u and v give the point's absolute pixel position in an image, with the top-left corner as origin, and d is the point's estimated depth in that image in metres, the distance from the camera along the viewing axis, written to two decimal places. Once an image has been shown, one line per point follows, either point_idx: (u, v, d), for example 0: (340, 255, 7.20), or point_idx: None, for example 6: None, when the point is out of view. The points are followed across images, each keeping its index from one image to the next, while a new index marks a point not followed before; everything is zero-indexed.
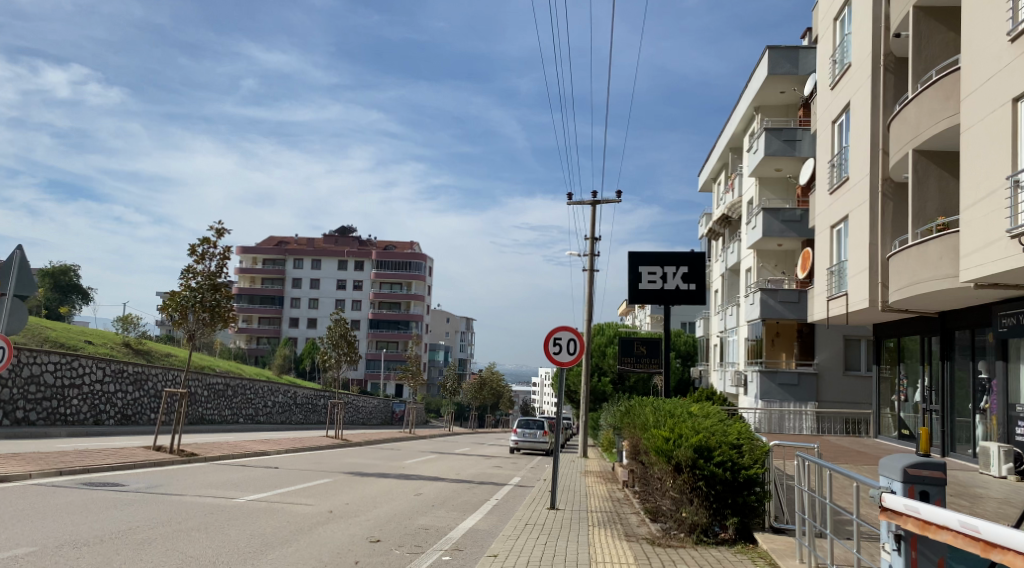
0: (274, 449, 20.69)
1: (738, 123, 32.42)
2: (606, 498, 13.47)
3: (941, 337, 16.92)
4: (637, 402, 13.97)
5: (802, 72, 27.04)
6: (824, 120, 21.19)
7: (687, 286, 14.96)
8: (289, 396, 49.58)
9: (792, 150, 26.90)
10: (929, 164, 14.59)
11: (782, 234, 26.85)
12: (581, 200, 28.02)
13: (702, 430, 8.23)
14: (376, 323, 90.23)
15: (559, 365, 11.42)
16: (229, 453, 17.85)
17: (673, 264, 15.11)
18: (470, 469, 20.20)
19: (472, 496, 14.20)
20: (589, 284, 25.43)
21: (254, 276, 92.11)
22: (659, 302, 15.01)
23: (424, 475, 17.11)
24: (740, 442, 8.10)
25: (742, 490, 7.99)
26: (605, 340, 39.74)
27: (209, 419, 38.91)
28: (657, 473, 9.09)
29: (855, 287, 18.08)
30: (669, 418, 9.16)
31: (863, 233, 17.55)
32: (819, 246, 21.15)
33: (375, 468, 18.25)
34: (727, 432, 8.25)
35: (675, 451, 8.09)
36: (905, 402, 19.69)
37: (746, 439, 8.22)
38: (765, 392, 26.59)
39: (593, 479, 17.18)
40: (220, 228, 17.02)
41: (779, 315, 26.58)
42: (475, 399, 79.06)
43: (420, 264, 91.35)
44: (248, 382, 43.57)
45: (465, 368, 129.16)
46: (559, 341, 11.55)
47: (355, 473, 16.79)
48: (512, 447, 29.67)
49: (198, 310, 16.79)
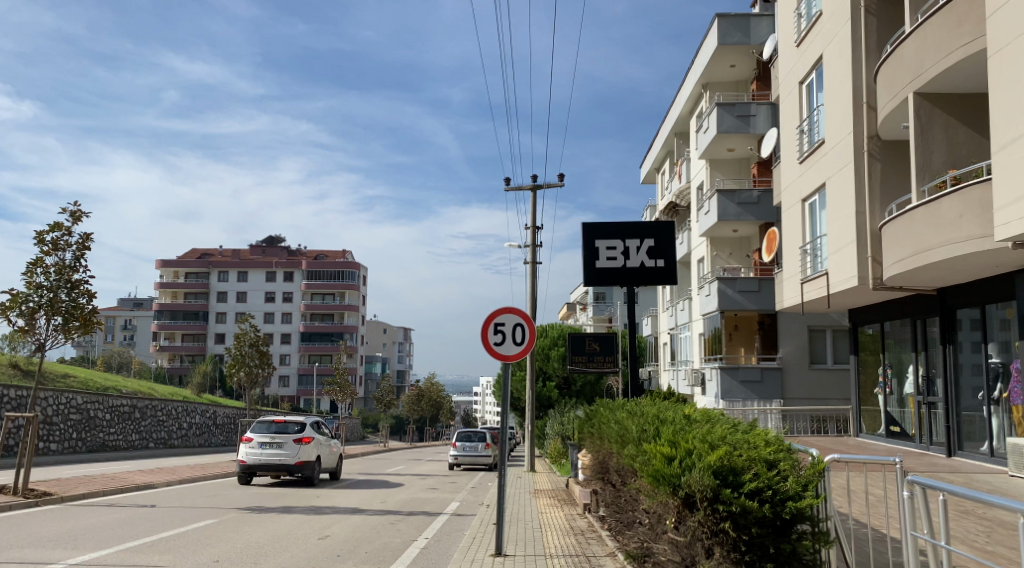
0: (164, 481, 17.35)
1: (685, 103, 30.17)
2: (566, 530, 10.67)
3: (940, 318, 14.62)
4: (600, 407, 11.21)
5: (754, 42, 24.87)
6: (788, 83, 18.91)
7: (654, 263, 12.33)
8: (207, 417, 45.73)
9: (747, 126, 24.70)
10: (934, 109, 12.22)
11: (739, 217, 24.53)
12: (520, 187, 25.37)
13: (720, 443, 5.58)
14: (308, 336, 86.12)
15: (502, 360, 8.59)
16: (101, 489, 14.58)
17: (635, 237, 12.45)
18: (400, 494, 17.23)
19: (394, 535, 11.22)
20: (532, 275, 22.70)
21: (175, 291, 87.12)
22: (620, 283, 12.34)
23: (341, 508, 14.10)
24: (777, 459, 5.41)
25: (788, 533, 5.23)
26: (549, 342, 37.20)
27: (111, 445, 34.97)
28: (651, 512, 6.34)
29: (836, 266, 15.68)
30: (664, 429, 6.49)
31: (846, 201, 15.18)
32: (788, 223, 18.79)
33: (282, 500, 15.13)
34: (759, 447, 5.55)
35: (681, 477, 5.43)
36: (891, 396, 17.41)
37: (784, 452, 5.52)
38: (726, 390, 24.13)
39: (545, 501, 14.40)
40: (78, 212, 13.76)
41: (739, 305, 24.29)
42: (413, 412, 75.76)
43: (353, 272, 87.63)
44: (158, 403, 39.73)
45: (403, 381, 125.62)
46: (502, 328, 8.70)
47: (254, 509, 13.66)
48: (452, 463, 26.70)
49: (48, 313, 13.47)
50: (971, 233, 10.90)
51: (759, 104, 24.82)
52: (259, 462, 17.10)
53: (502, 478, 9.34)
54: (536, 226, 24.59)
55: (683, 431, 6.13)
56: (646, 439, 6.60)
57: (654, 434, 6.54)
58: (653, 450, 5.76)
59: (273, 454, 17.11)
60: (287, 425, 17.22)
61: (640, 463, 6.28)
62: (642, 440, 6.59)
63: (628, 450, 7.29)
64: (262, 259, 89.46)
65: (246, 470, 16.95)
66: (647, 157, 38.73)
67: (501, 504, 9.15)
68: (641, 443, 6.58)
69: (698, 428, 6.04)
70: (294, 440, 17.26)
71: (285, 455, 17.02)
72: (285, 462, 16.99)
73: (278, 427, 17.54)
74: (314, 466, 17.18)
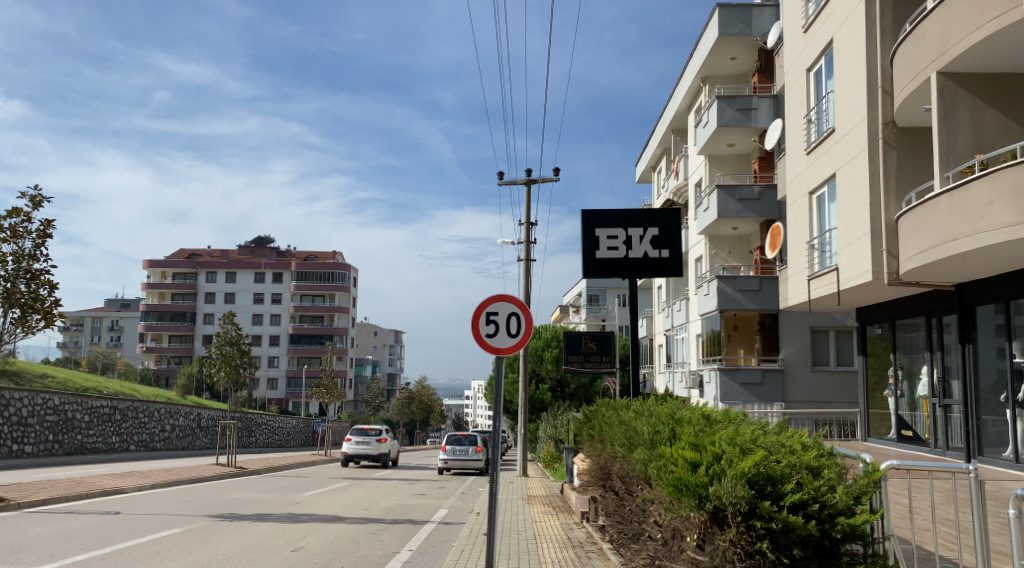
0: (134, 485, 16.38)
1: (683, 98, 29.40)
2: (564, 542, 9.76)
3: (958, 315, 13.78)
4: (602, 408, 10.30)
5: (755, 33, 24.08)
6: (794, 72, 18.15)
7: (659, 253, 11.46)
8: (191, 419, 44.71)
9: (748, 120, 23.90)
10: (958, 89, 11.41)
11: (740, 214, 23.71)
12: (514, 182, 24.54)
13: (755, 447, 4.71)
14: (297, 338, 85.08)
15: (495, 353, 7.69)
16: (63, 494, 13.63)
17: (639, 226, 11.60)
18: (386, 500, 16.32)
19: (376, 547, 10.30)
20: (526, 272, 21.84)
21: (163, 291, 85.87)
22: (622, 274, 11.49)
23: (321, 516, 13.18)
24: (821, 465, 4.54)
25: (838, 556, 4.35)
26: (542, 344, 36.40)
27: (89, 448, 33.89)
28: (669, 529, 5.46)
29: (846, 262, 14.88)
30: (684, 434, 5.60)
31: (858, 192, 14.36)
32: (794, 217, 18.00)
33: (258, 507, 14.20)
34: (799, 451, 4.66)
35: (710, 487, 4.55)
36: (902, 398, 16.59)
37: (827, 457, 4.65)
38: (726, 393, 23.29)
39: (538, 509, 13.53)
40: (40, 197, 12.83)
41: (739, 306, 23.48)
42: (403, 415, 74.82)
43: (343, 274, 86.74)
44: (140, 404, 38.67)
45: (393, 384, 124.97)
46: (494, 318, 7.81)
47: (226, 516, 12.72)
48: (441, 467, 25.82)
49: (4, 306, 12.50)
50: (1002, 221, 10.09)
51: (761, 97, 24.03)
52: (354, 453, 26.82)
53: (496, 480, 8.36)
54: (530, 221, 23.75)
55: (707, 434, 5.25)
56: (663, 444, 5.72)
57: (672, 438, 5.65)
58: (674, 454, 4.89)
59: (364, 447, 26.84)
60: (369, 430, 26.81)
61: (656, 470, 5.40)
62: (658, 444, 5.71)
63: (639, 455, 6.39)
64: (251, 259, 88.33)
65: (345, 459, 26.61)
66: (643, 156, 37.97)
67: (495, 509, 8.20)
68: (656, 448, 5.70)
69: (724, 430, 5.15)
70: (376, 438, 27.16)
71: (371, 446, 26.81)
72: (372, 451, 26.79)
73: (365, 431, 27.22)
74: (389, 455, 26.85)
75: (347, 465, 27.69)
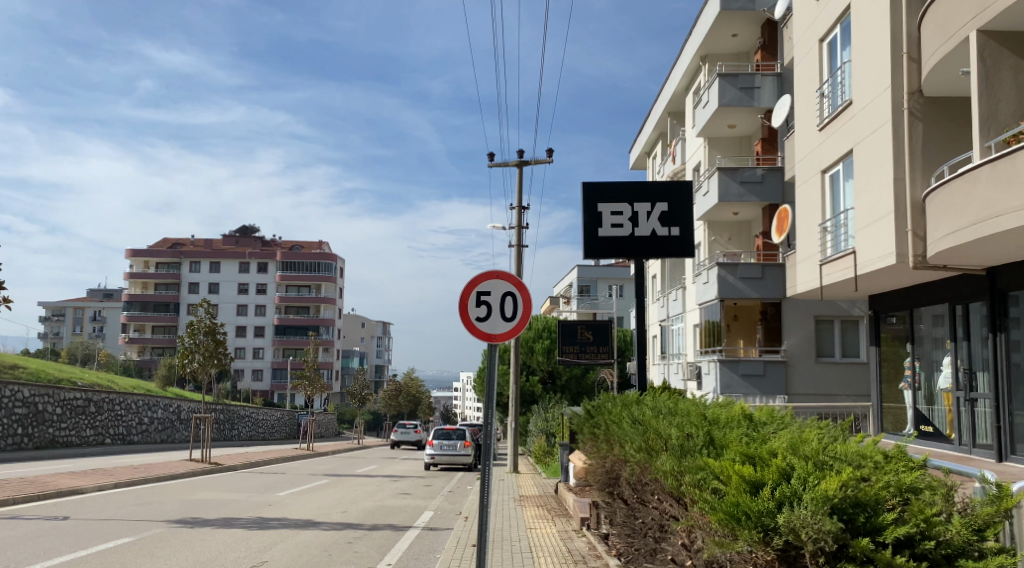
0: (92, 484, 15.12)
1: (682, 78, 28.19)
2: (563, 555, 8.58)
3: (989, 302, 12.67)
4: (608, 403, 9.16)
5: (759, 8, 22.90)
6: (805, 43, 17.00)
7: (667, 231, 10.30)
8: (171, 411, 43.43)
9: (751, 99, 22.78)
10: (1001, 49, 10.29)
11: (741, 198, 22.63)
12: (505, 163, 23.34)
13: (822, 460, 4.00)
14: (283, 329, 83.70)
15: (486, 340, 6.55)
16: (9, 495, 12.34)
17: (646, 200, 10.40)
18: (367, 501, 15.12)
19: (349, 559, 9.09)
20: (518, 258, 20.69)
21: (146, 281, 84.20)
22: (627, 253, 10.31)
23: (293, 521, 11.97)
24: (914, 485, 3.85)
25: None
26: (533, 334, 35.33)
27: (61, 442, 32.57)
28: (693, 545, 4.74)
29: (865, 244, 13.75)
30: (717, 433, 4.84)
31: (879, 167, 13.22)
32: (804, 198, 16.87)
33: (224, 510, 12.96)
34: (880, 462, 3.96)
35: (778, 515, 3.82)
36: (920, 391, 15.53)
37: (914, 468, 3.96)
38: (726, 385, 22.20)
39: (531, 513, 12.35)
40: None
41: (740, 293, 22.40)
42: (390, 408, 73.66)
43: (330, 264, 85.02)
44: (117, 396, 37.31)
45: (380, 376, 124.01)
46: (484, 299, 6.63)
47: (186, 522, 11.48)
48: (428, 463, 24.70)
49: None
50: None
51: (764, 75, 22.92)
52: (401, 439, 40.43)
53: (485, 477, 6.93)
54: (521, 205, 22.53)
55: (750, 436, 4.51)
56: (685, 441, 4.95)
57: (699, 435, 4.88)
58: (722, 468, 4.12)
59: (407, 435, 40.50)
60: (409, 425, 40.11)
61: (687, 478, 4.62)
62: (680, 443, 4.94)
63: (657, 452, 5.64)
64: (236, 249, 86.77)
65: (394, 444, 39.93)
66: (637, 141, 36.76)
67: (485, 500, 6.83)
68: (681, 447, 4.94)
69: (774, 433, 4.42)
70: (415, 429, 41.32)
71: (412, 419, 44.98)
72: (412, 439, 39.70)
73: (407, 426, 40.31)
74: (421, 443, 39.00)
75: (334, 463, 26.57)
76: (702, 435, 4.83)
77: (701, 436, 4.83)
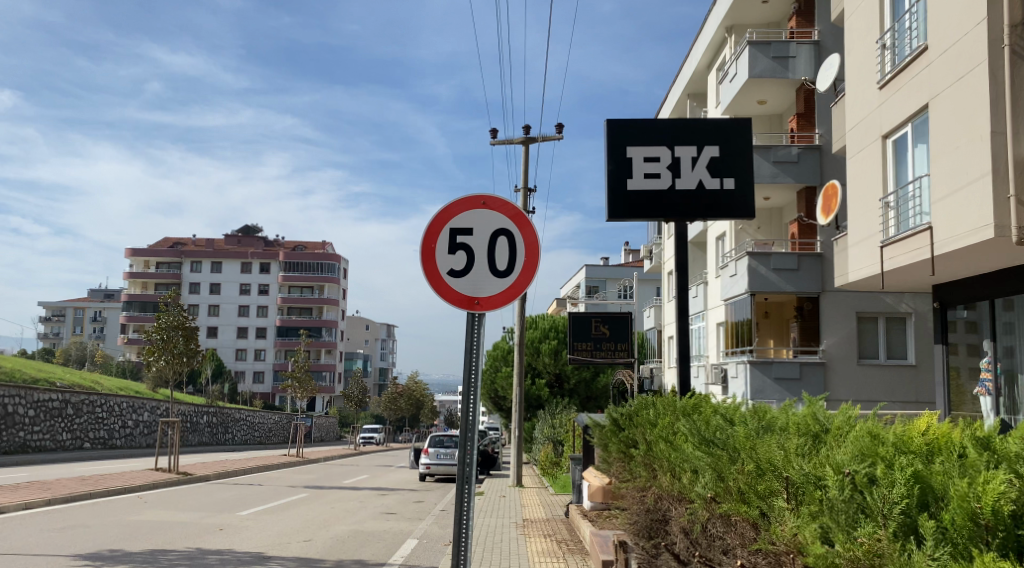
0: (14, 502, 12.68)
1: (704, 53, 25.71)
2: None
3: None
4: (649, 412, 6.71)
5: None
6: None
7: (717, 183, 7.91)
8: (159, 414, 41.06)
9: (786, 69, 20.35)
10: None
11: (774, 179, 20.23)
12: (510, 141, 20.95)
13: None
14: (284, 331, 81.42)
15: (466, 306, 4.17)
16: None
17: (689, 144, 7.98)
18: (341, 525, 12.65)
19: None
20: None
21: (145, 282, 81.86)
22: (665, 214, 7.90)
23: (236, 556, 9.49)
24: None
25: None
26: (540, 334, 32.98)
27: (33, 447, 30.16)
28: None
29: (945, 218, 11.27)
30: (927, 477, 3.20)
31: (967, 121, 10.75)
32: (859, 169, 14.38)
33: (157, 538, 10.51)
34: None
35: None
36: (1000, 398, 12.89)
37: None
38: (758, 389, 19.67)
39: (536, 547, 9.81)
40: None
41: (774, 287, 19.98)
42: (393, 412, 71.28)
43: (333, 265, 82.72)
44: (97, 398, 34.90)
45: (383, 379, 121.74)
46: (459, 247, 4.23)
47: (94, 559, 8.97)
48: (422, 474, 22.30)
49: None
50: None
51: (799, 43, 20.49)
52: None
53: (462, 506, 4.23)
54: (528, 186, 20.09)
55: None
56: (860, 494, 3.34)
57: (892, 478, 3.23)
58: None
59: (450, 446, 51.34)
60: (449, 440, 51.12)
61: None
62: (852, 499, 3.33)
63: (758, 497, 3.88)
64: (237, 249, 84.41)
65: None
66: None
67: (464, 548, 4.21)
68: (862, 511, 3.29)
69: None
70: None
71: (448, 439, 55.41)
72: None
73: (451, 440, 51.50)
74: None
75: (320, 473, 24.02)
76: (904, 479, 3.17)
77: (898, 483, 3.18)
